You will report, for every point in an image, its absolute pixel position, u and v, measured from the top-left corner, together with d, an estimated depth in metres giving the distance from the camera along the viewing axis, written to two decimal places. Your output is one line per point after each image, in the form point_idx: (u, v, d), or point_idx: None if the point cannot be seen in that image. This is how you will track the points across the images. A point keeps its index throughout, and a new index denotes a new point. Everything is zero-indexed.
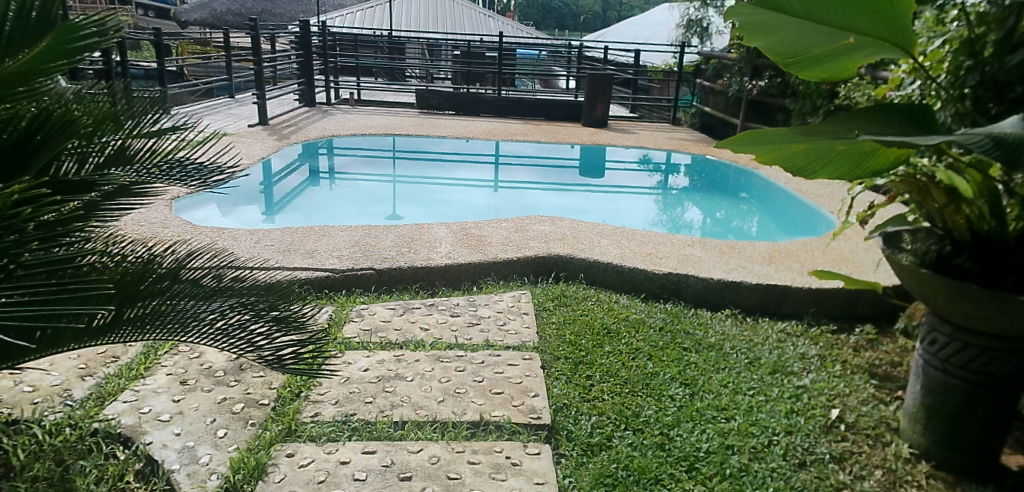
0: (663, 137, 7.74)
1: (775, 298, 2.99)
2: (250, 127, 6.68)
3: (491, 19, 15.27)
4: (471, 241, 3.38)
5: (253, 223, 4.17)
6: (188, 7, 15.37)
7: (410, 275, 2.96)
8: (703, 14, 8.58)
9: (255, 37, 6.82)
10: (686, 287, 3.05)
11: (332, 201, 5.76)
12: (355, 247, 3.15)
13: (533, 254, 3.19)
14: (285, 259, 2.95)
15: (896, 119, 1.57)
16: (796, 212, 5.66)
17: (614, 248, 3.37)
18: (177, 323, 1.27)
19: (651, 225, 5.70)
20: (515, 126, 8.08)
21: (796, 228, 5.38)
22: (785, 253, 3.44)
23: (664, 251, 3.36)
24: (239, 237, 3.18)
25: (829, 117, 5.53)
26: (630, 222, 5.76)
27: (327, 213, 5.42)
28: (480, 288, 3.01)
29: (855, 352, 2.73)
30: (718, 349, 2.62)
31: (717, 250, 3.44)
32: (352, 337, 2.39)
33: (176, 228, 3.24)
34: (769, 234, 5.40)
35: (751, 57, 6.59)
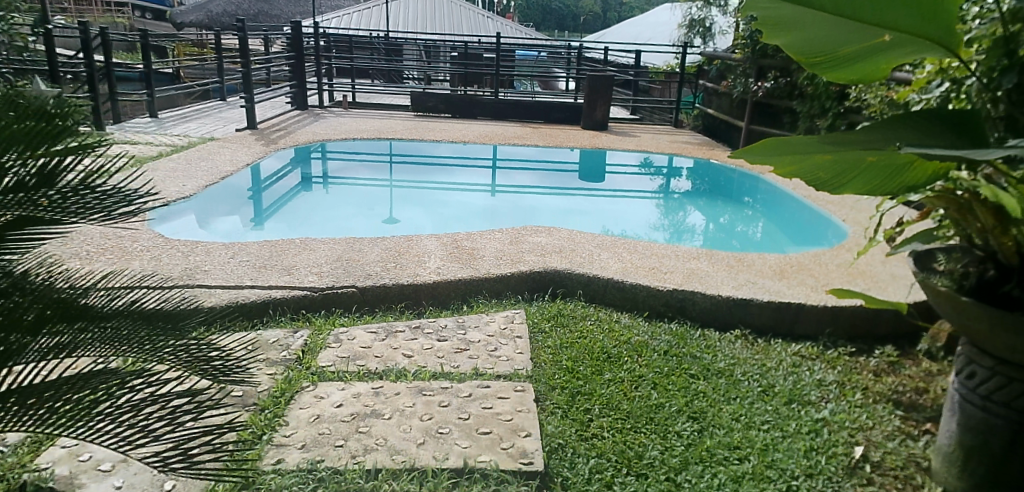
0: (665, 140, 7.53)
1: (788, 318, 2.78)
2: (239, 132, 6.49)
3: (491, 20, 15.06)
4: (461, 254, 3.17)
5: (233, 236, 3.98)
6: (184, 9, 15.25)
7: (394, 293, 2.74)
8: (705, 13, 8.35)
9: (243, 38, 6.63)
10: (692, 304, 2.84)
11: (327, 207, 5.53)
12: (337, 262, 2.94)
13: (529, 269, 2.99)
14: (261, 276, 2.75)
15: (938, 129, 1.34)
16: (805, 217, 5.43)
17: (615, 261, 3.16)
18: (47, 409, 0.74)
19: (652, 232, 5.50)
20: (513, 129, 7.87)
21: (805, 235, 5.13)
22: (797, 267, 3.22)
23: (667, 265, 3.15)
24: (213, 252, 2.98)
25: (839, 120, 5.31)
26: (631, 228, 5.55)
27: (326, 220, 5.17)
28: (470, 307, 2.79)
29: (876, 377, 2.51)
30: (728, 375, 2.40)
31: (724, 263, 3.23)
32: (326, 366, 2.18)
33: (146, 243, 3.04)
34: (777, 242, 5.16)
35: (756, 58, 6.37)
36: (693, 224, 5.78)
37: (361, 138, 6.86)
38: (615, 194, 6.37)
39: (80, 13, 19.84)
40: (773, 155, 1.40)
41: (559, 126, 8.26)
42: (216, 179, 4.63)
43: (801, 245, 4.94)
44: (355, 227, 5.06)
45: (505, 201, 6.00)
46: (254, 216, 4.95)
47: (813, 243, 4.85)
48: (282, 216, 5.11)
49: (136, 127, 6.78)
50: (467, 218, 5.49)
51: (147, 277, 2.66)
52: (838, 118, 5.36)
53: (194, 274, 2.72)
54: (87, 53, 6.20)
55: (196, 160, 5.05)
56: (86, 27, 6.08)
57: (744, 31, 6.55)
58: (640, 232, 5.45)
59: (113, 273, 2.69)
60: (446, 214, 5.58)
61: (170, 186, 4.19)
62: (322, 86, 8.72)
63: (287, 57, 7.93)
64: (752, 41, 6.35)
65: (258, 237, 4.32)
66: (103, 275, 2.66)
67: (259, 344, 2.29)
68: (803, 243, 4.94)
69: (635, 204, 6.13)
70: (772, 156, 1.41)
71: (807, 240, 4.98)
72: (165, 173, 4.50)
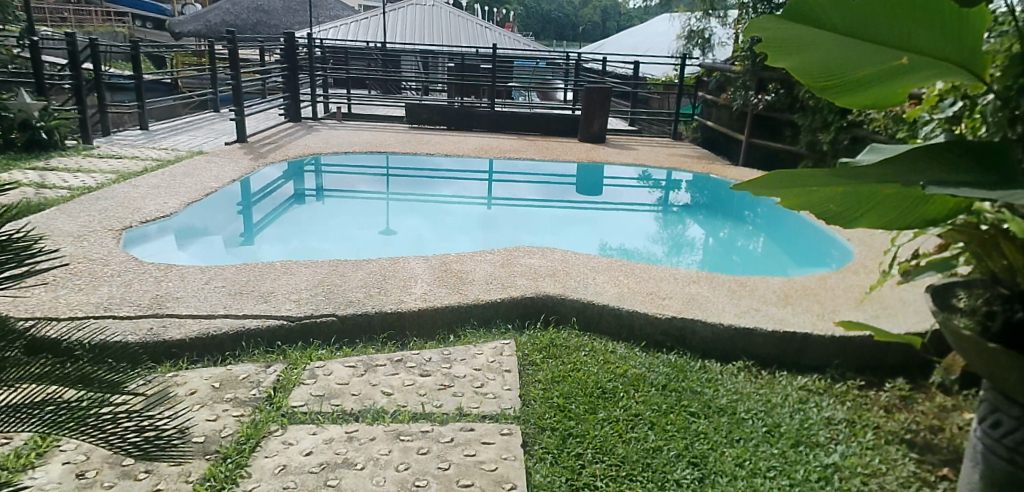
0: (665, 153, 7.39)
1: (795, 348, 2.63)
2: (229, 145, 6.37)
3: (490, 30, 14.99)
4: (450, 278, 3.03)
5: (212, 258, 3.84)
6: (182, 19, 15.22)
7: (377, 322, 2.60)
8: (704, 24, 8.03)
9: (233, 50, 6.50)
10: (692, 333, 2.69)
11: (320, 221, 5.37)
12: (318, 288, 2.80)
13: (520, 294, 2.84)
14: (237, 303, 2.61)
15: (962, 162, 1.15)
16: (808, 233, 5.29)
17: (610, 286, 3.01)
18: None
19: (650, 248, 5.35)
20: (509, 142, 7.74)
21: (809, 254, 4.96)
22: (803, 293, 3.07)
23: (666, 289, 3.00)
24: (187, 277, 2.84)
25: (842, 134, 5.18)
26: (628, 243, 5.41)
27: (320, 237, 5.01)
28: (457, 337, 2.64)
29: (887, 414, 2.35)
30: (731, 412, 2.24)
31: (726, 288, 3.07)
32: (298, 407, 2.03)
33: (117, 267, 2.90)
34: (778, 260, 5.00)
35: (756, 70, 6.23)
36: (692, 239, 5.63)
37: (354, 151, 6.73)
38: (613, 208, 6.23)
39: (80, 23, 19.84)
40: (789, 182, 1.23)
41: (556, 138, 8.14)
42: (201, 195, 4.50)
43: (805, 264, 4.76)
44: (350, 245, 4.88)
45: (500, 216, 5.87)
46: (243, 232, 4.81)
47: (816, 263, 4.67)
48: (273, 233, 4.96)
49: (125, 139, 6.67)
50: (466, 235, 5.33)
51: (115, 305, 2.53)
52: (840, 132, 5.22)
53: (164, 302, 2.58)
54: (74, 66, 6.09)
55: (182, 175, 4.92)
56: (74, 39, 5.97)
57: (743, 43, 6.42)
58: (639, 247, 5.32)
59: (79, 300, 2.55)
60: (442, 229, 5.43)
61: (151, 203, 4.06)
62: (316, 97, 8.61)
63: (280, 68, 7.82)
64: (752, 53, 6.22)
65: (249, 259, 4.15)
66: (68, 303, 2.52)
67: (228, 381, 2.15)
68: (807, 262, 4.77)
69: (633, 218, 5.99)
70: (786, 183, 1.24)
71: (811, 260, 4.81)
72: (148, 190, 4.37)
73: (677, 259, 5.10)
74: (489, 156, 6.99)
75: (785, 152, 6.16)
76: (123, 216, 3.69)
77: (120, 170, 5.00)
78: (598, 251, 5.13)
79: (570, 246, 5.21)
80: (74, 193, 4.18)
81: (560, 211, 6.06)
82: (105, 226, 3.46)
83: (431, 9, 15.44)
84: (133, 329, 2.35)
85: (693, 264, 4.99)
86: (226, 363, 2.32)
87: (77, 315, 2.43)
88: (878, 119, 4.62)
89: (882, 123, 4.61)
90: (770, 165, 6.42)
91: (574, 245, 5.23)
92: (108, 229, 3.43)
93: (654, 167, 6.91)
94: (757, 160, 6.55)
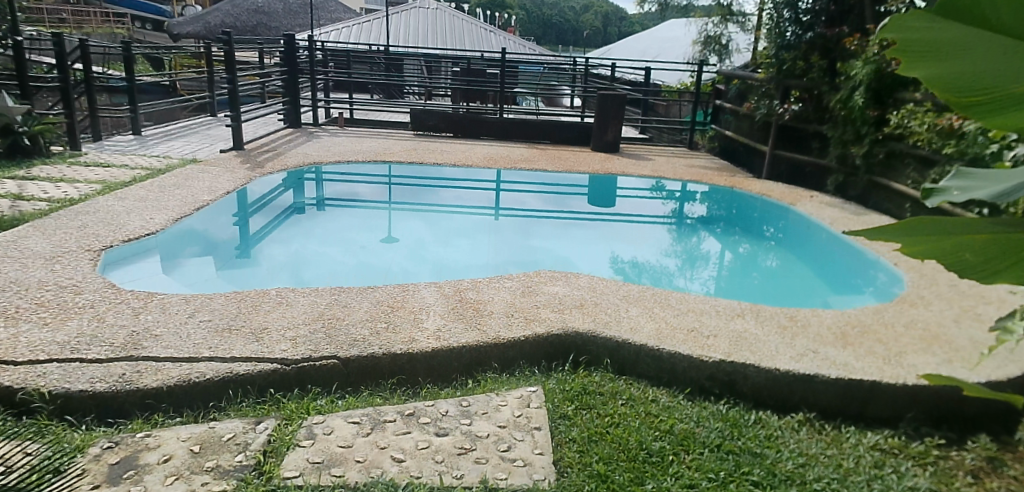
0: (681, 164, 7.05)
1: (860, 397, 2.31)
2: (225, 153, 6.06)
3: (493, 34, 14.75)
4: (465, 310, 2.69)
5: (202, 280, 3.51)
6: (179, 20, 14.92)
7: (385, 365, 2.27)
8: (721, 30, 7.66)
9: (229, 52, 6.16)
10: (742, 379, 2.37)
11: (320, 229, 5.03)
12: (319, 323, 2.46)
13: (546, 331, 2.52)
14: (225, 342, 2.28)
15: None
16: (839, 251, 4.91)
17: (646, 321, 2.69)
18: None
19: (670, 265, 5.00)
20: (519, 151, 7.41)
21: (841, 276, 4.56)
22: (861, 330, 2.76)
23: (711, 325, 2.68)
24: (170, 309, 2.51)
25: (876, 147, 4.86)
26: (645, 257, 5.05)
27: (324, 249, 4.64)
28: (477, 383, 2.31)
29: (978, 480, 1.98)
30: (800, 481, 1.89)
31: (775, 324, 2.74)
32: (291, 479, 1.68)
33: (91, 297, 2.56)
34: (806, 280, 4.63)
35: (781, 78, 5.90)
36: (708, 254, 5.30)
37: (358, 160, 6.40)
38: (627, 220, 5.88)
39: (77, 24, 19.49)
40: (896, 238, 0.32)
41: (566, 147, 7.81)
42: (192, 208, 4.15)
43: (838, 289, 4.38)
44: (352, 259, 4.50)
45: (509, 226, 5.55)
46: (239, 245, 4.47)
47: (852, 288, 4.29)
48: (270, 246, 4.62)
49: (115, 146, 6.33)
50: (474, 247, 4.98)
51: (84, 344, 2.19)
52: (874, 145, 4.90)
53: (141, 341, 2.25)
54: (62, 68, 5.77)
55: (172, 186, 4.58)
56: (62, 39, 5.65)
57: (768, 50, 6.09)
58: (652, 260, 5.00)
59: (43, 339, 2.21)
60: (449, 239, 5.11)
61: (135, 218, 3.71)
62: (316, 102, 8.29)
63: (280, 71, 7.51)
64: (778, 60, 5.89)
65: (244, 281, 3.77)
66: (30, 342, 2.18)
67: (209, 444, 1.81)
68: (840, 286, 4.39)
69: (649, 232, 5.64)
70: (877, 238, 0.33)
71: (844, 285, 4.42)
72: (135, 203, 4.03)
73: (694, 276, 4.79)
74: (498, 165, 6.66)
75: (811, 165, 5.84)
76: (106, 233, 3.36)
77: (106, 180, 4.66)
78: (610, 265, 4.79)
79: (581, 260, 4.86)
80: (54, 206, 3.85)
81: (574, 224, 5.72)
82: (83, 246, 3.13)
83: (434, 13, 15.18)
84: (102, 376, 2.02)
85: (713, 283, 4.66)
86: (209, 418, 1.98)
87: (38, 359, 2.09)
88: (922, 132, 4.30)
89: (926, 136, 4.29)
90: (795, 179, 6.09)
91: (586, 259, 4.89)
92: (86, 249, 3.09)
93: (669, 178, 6.57)
94: (781, 173, 6.22)
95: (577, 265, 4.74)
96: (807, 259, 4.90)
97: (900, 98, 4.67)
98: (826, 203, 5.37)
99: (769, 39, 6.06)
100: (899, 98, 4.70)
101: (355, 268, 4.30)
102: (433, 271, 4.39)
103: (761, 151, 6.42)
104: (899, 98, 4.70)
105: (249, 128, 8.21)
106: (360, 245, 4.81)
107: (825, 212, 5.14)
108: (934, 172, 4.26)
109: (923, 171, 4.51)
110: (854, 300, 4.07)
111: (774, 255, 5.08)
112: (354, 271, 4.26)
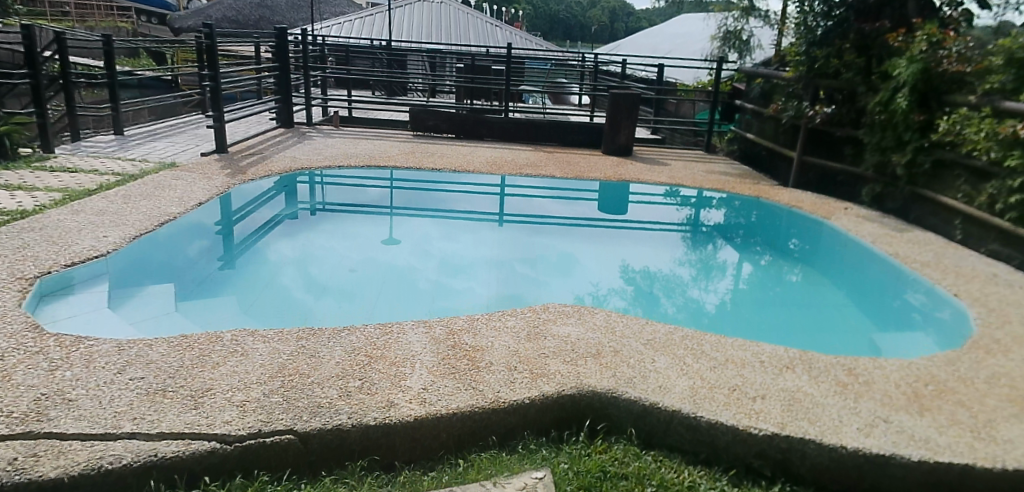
0: (699, 169, 6.54)
1: (947, 485, 1.85)
2: (207, 156, 5.62)
3: (500, 29, 14.25)
4: (460, 362, 2.23)
5: (149, 295, 3.05)
6: (181, 14, 14.61)
7: (354, 440, 1.81)
8: (741, 25, 7.09)
9: (211, 47, 5.68)
10: (799, 456, 1.90)
11: (306, 233, 4.56)
12: (277, 382, 2.01)
13: (556, 391, 2.07)
14: (154, 411, 1.83)
15: None
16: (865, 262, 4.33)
17: (678, 376, 2.22)
18: None
19: (685, 277, 4.48)
20: (524, 154, 6.94)
21: (871, 294, 3.97)
22: (936, 389, 2.28)
23: (756, 383, 2.21)
24: (97, 363, 2.06)
25: (922, 156, 4.34)
26: (658, 266, 4.54)
27: (307, 255, 4.17)
28: (472, 464, 1.84)
29: None
30: None
31: (833, 381, 2.28)
32: None
33: (2, 344, 2.12)
34: (830, 296, 4.07)
35: (812, 77, 5.37)
36: (725, 264, 4.76)
37: (351, 164, 5.93)
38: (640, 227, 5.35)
39: (81, 17, 19.25)
40: None
41: (575, 150, 7.33)
42: (156, 222, 3.69)
43: (869, 310, 3.82)
44: (337, 266, 4.05)
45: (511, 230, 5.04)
46: (221, 253, 3.98)
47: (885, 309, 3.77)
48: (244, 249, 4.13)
49: (92, 147, 5.91)
50: (468, 254, 4.48)
51: None
52: (920, 154, 4.37)
53: (46, 409, 1.79)
54: (31, 64, 5.33)
55: (138, 196, 4.14)
56: (30, 31, 5.20)
57: (796, 46, 5.54)
58: (664, 269, 4.50)
59: None
60: (447, 245, 4.63)
61: (84, 236, 3.26)
62: (310, 100, 7.83)
63: (272, 67, 7.05)
64: (808, 58, 5.35)
65: (199, 295, 3.30)
66: None
67: None
68: (870, 305, 3.86)
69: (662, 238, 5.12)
70: None
71: (874, 305, 3.85)
72: (92, 217, 3.58)
73: (710, 289, 4.27)
74: (502, 170, 6.18)
75: (842, 173, 5.32)
76: (44, 256, 2.92)
77: (68, 187, 4.22)
78: (619, 274, 4.29)
79: (585, 269, 4.34)
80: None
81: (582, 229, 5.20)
82: (15, 273, 2.69)
83: (439, 7, 14.80)
84: None
85: (731, 297, 4.17)
86: None
87: None
88: (979, 140, 3.79)
89: (984, 146, 3.77)
90: (824, 188, 5.57)
91: (590, 267, 4.38)
92: (17, 276, 2.65)
93: (685, 184, 6.03)
94: (809, 180, 5.70)
95: (581, 275, 4.23)
96: (833, 275, 4.33)
97: (951, 101, 4.15)
98: (862, 216, 4.86)
99: (797, 34, 5.52)
100: (951, 102, 4.17)
101: (337, 278, 3.83)
102: (422, 283, 3.91)
103: (787, 156, 5.91)
104: (948, 101, 4.21)
105: (240, 127, 7.78)
106: (340, 250, 4.32)
107: (862, 227, 4.62)
108: (993, 185, 3.75)
109: (977, 183, 3.98)
110: (889, 330, 3.51)
111: (799, 268, 4.53)
112: (334, 281, 3.79)
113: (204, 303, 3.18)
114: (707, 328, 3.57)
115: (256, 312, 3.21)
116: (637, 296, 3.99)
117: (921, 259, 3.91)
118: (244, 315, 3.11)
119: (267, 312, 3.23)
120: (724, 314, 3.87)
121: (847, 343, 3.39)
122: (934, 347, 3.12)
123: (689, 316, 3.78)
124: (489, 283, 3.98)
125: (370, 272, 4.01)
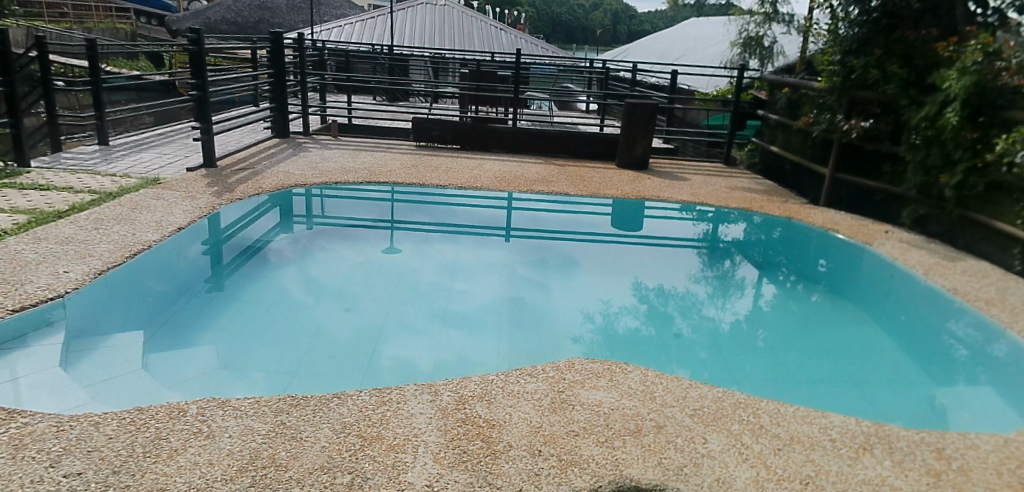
0: (721, 185, 6.17)
1: None
2: (196, 171, 5.25)
3: (503, 32, 13.63)
4: (472, 444, 1.83)
5: (94, 332, 2.67)
6: (179, 16, 14.19)
7: None
8: (763, 30, 6.38)
9: (199, 54, 5.30)
10: None
11: (291, 245, 4.15)
12: (247, 479, 1.62)
13: (591, 488, 1.67)
14: None
15: None
16: (905, 289, 3.91)
17: (737, 465, 1.82)
18: None
19: (702, 295, 4.05)
20: (534, 168, 6.55)
21: (903, 316, 3.70)
22: None
23: (833, 474, 1.81)
24: (26, 451, 1.68)
25: (975, 177, 3.95)
26: (674, 283, 4.12)
27: (286, 264, 3.81)
28: None
29: None
30: None
31: (923, 469, 1.88)
32: None
33: None
34: (857, 314, 3.79)
35: (847, 88, 5.00)
36: (744, 283, 4.32)
37: (350, 179, 5.55)
38: (656, 242, 4.94)
39: (79, 18, 18.83)
40: None
41: (587, 163, 6.95)
42: (129, 251, 3.32)
43: (905, 339, 3.48)
44: (318, 274, 3.69)
45: (516, 243, 4.61)
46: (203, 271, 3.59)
47: (930, 347, 3.36)
48: (217, 265, 3.71)
49: (73, 159, 5.53)
50: (464, 266, 4.06)
51: None
52: (972, 175, 3.98)
53: None
54: (5, 71, 4.94)
55: (113, 220, 3.77)
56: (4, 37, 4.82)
57: (830, 54, 5.15)
58: (679, 287, 4.08)
59: None
60: (441, 256, 4.20)
61: (43, 272, 2.89)
62: (308, 108, 7.44)
63: (266, 73, 6.65)
64: (843, 67, 4.98)
65: (154, 321, 2.90)
66: None
67: None
68: (911, 341, 3.45)
69: (678, 254, 4.68)
70: None
71: (909, 334, 3.52)
72: (56, 246, 3.21)
73: (727, 306, 3.91)
74: (511, 185, 5.80)
75: (881, 192, 4.93)
76: None
77: (36, 208, 3.86)
78: (631, 292, 3.87)
79: (593, 285, 3.92)
80: None
81: (592, 243, 4.77)
82: None
83: (443, 10, 14.39)
84: None
85: (750, 312, 3.85)
86: None
87: None
88: None
89: None
90: (859, 207, 5.19)
91: (597, 283, 3.96)
92: None
93: (705, 201, 5.62)
94: (842, 198, 5.32)
95: (588, 292, 3.80)
96: (860, 291, 4.07)
97: (1009, 117, 3.76)
98: (905, 242, 4.46)
99: (833, 42, 5.12)
100: (1009, 118, 3.78)
101: (312, 293, 3.40)
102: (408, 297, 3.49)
103: (819, 173, 5.53)
104: (1007, 117, 3.82)
105: (233, 137, 7.39)
106: (322, 261, 3.90)
107: (908, 254, 4.23)
108: None
109: None
110: (930, 361, 3.23)
111: (828, 292, 4.10)
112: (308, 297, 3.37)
113: (179, 327, 2.89)
114: (724, 353, 3.20)
115: (216, 340, 2.80)
116: (649, 316, 3.58)
117: (984, 296, 3.52)
118: (218, 342, 2.80)
119: (228, 340, 2.81)
120: (742, 333, 3.51)
121: (882, 370, 3.09)
122: (990, 396, 2.84)
123: (706, 340, 3.38)
124: (483, 290, 3.70)
125: (351, 284, 3.59)
